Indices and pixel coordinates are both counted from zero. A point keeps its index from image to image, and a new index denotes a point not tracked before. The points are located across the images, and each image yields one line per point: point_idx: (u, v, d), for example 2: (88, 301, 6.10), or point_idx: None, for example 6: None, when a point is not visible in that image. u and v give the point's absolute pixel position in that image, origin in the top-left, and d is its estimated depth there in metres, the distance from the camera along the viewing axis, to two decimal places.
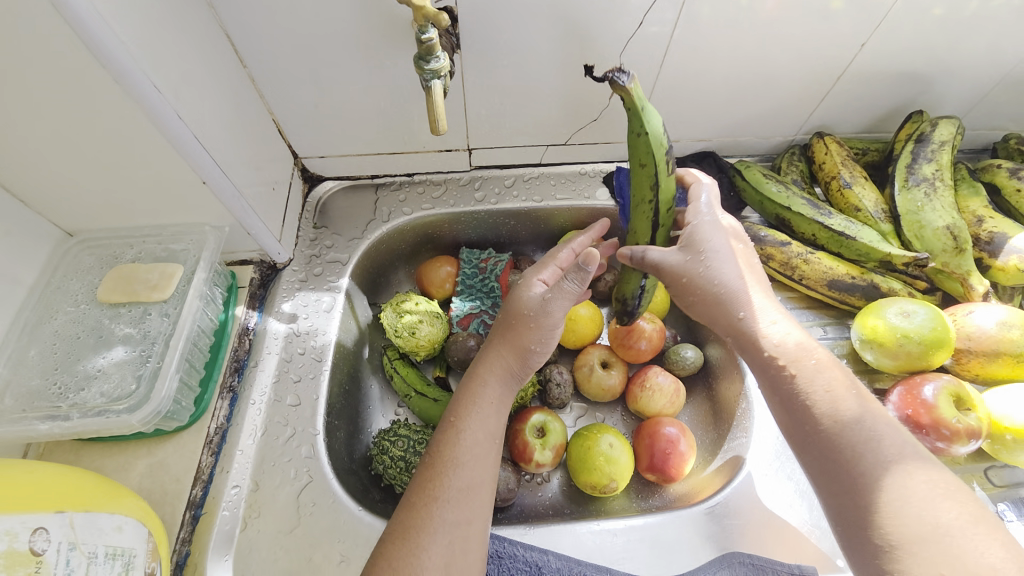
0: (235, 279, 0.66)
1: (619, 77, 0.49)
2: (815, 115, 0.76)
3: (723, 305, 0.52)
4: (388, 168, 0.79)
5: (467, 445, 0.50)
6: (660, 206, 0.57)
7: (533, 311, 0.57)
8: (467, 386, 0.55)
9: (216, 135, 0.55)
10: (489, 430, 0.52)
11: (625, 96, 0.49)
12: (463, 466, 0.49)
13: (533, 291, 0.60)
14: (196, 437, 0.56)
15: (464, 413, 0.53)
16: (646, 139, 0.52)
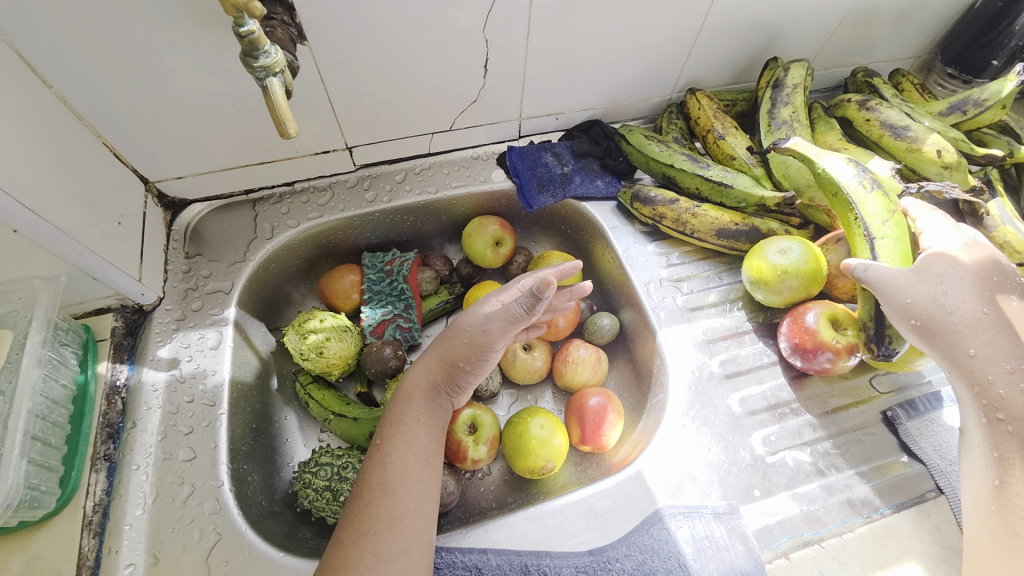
0: (92, 333, 0.57)
1: (780, 143, 0.64)
2: (686, 72, 0.79)
3: (950, 335, 0.50)
4: (261, 180, 0.72)
5: (396, 468, 0.48)
6: (871, 223, 0.59)
7: (473, 329, 0.53)
8: (395, 406, 0.53)
9: (18, 173, 0.46)
10: (420, 452, 0.50)
11: (789, 153, 0.64)
12: (396, 493, 0.47)
13: (478, 309, 0.55)
14: (71, 521, 0.48)
15: (391, 435, 0.51)
16: (824, 177, 0.62)
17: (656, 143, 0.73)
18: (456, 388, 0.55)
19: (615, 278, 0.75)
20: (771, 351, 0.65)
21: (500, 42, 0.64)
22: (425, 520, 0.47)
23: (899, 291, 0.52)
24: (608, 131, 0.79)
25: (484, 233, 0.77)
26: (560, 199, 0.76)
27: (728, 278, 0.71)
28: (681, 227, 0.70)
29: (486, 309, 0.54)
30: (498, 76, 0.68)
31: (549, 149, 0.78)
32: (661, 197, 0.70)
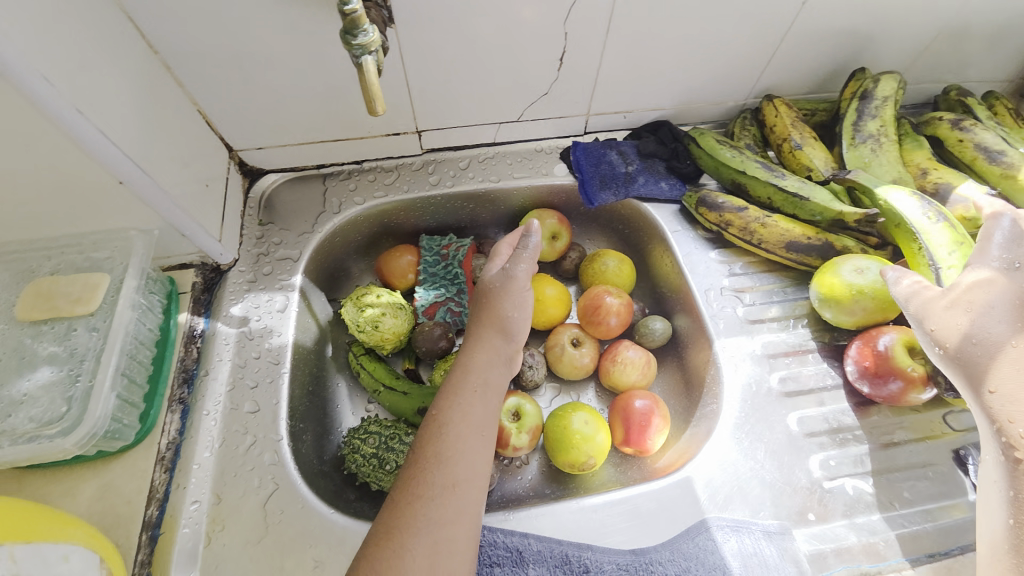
0: (175, 284, 0.61)
1: (843, 173, 0.66)
2: (764, 77, 0.76)
3: (973, 368, 0.46)
4: (333, 156, 0.75)
5: (451, 438, 0.49)
6: (935, 252, 0.57)
7: (497, 282, 0.61)
8: (452, 378, 0.54)
9: (132, 133, 0.49)
10: (475, 423, 0.51)
11: (851, 184, 0.65)
12: (450, 462, 0.47)
13: (493, 268, 0.63)
14: (146, 454, 0.52)
15: (446, 406, 0.51)
16: (886, 206, 0.62)
17: (728, 148, 0.71)
18: (506, 356, 0.58)
19: (672, 282, 0.74)
20: (835, 373, 0.62)
21: (579, 36, 0.64)
22: (477, 491, 0.47)
23: (921, 311, 0.51)
24: (676, 133, 0.77)
25: (542, 226, 0.77)
26: (621, 198, 0.75)
27: (793, 293, 0.68)
28: (747, 237, 0.68)
29: (500, 266, 0.63)
30: (571, 71, 0.68)
31: (615, 147, 0.77)
32: (730, 203, 0.68)
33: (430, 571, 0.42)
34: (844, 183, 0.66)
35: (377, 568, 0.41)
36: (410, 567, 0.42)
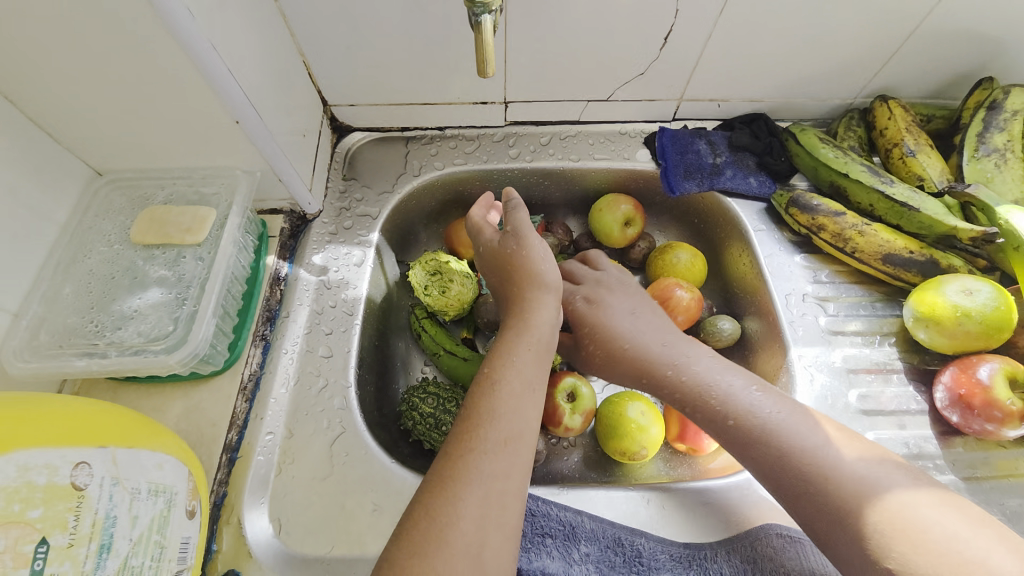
0: (266, 228, 0.64)
1: (959, 186, 0.61)
2: (879, 76, 0.71)
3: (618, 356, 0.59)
4: (419, 119, 0.75)
5: (504, 395, 0.47)
6: None
7: (502, 247, 0.59)
8: (504, 337, 0.53)
9: (250, 75, 0.51)
10: (528, 381, 0.49)
11: (969, 199, 0.60)
12: (502, 417, 0.46)
13: (486, 235, 0.62)
14: (230, 382, 0.55)
15: (499, 363, 0.50)
16: (1005, 228, 0.57)
17: (831, 148, 0.67)
18: (555, 309, 0.56)
19: (747, 284, 0.71)
20: (921, 398, 0.59)
21: (690, 15, 0.61)
22: (528, 446, 0.45)
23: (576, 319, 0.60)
24: (772, 127, 0.73)
25: (615, 211, 0.75)
26: (705, 189, 0.72)
27: (883, 308, 0.65)
28: (840, 244, 0.64)
29: (493, 233, 0.61)
30: (674, 51, 0.66)
31: (704, 137, 0.74)
32: (825, 207, 0.65)
33: (482, 521, 0.41)
34: (959, 196, 0.61)
35: (432, 514, 0.41)
36: (463, 515, 0.41)
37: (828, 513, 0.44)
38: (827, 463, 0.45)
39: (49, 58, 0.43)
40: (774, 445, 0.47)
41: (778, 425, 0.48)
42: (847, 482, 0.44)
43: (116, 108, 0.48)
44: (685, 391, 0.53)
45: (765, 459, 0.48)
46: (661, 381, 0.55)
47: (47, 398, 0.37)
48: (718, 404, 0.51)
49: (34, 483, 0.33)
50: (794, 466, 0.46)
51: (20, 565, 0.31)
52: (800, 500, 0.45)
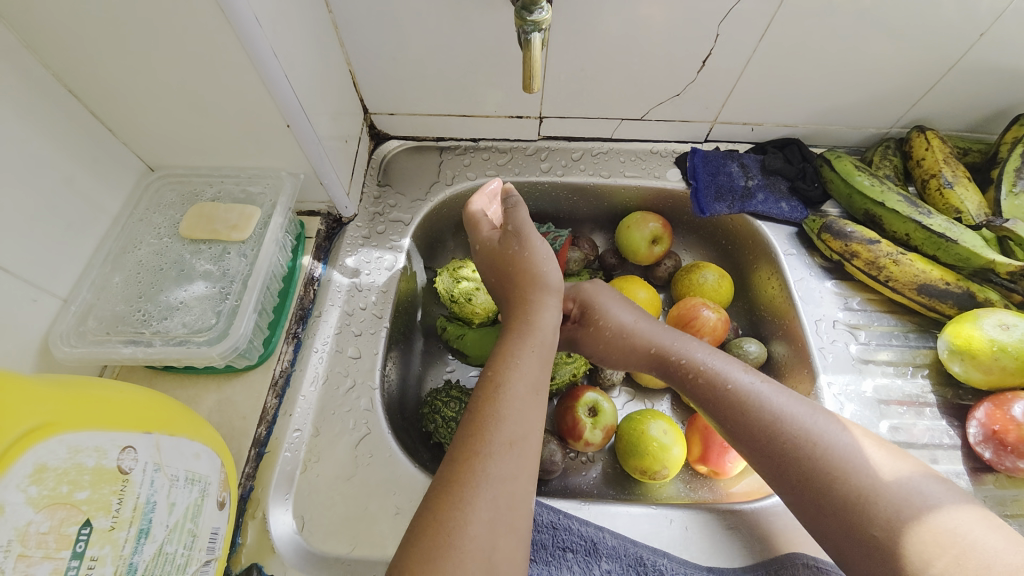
0: (304, 228, 0.66)
1: (998, 220, 0.61)
2: (917, 107, 0.71)
3: (630, 346, 0.58)
4: (455, 130, 0.77)
5: (508, 397, 0.46)
6: None
7: (501, 245, 0.58)
8: (509, 340, 0.52)
9: (304, 81, 0.53)
10: (531, 381, 0.48)
11: (1010, 233, 0.60)
12: (508, 419, 0.44)
13: (484, 234, 0.60)
14: (263, 377, 0.56)
15: (503, 367, 0.48)
16: None
17: (867, 175, 0.67)
18: (557, 312, 0.55)
19: (775, 307, 0.70)
20: (954, 433, 0.58)
21: (730, 40, 0.62)
22: (534, 448, 0.44)
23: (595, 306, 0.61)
24: (806, 153, 0.73)
25: (643, 229, 0.75)
26: (735, 212, 0.72)
27: (917, 339, 0.64)
28: (873, 272, 0.64)
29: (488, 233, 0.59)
30: (712, 73, 0.67)
31: (736, 159, 0.74)
32: (859, 234, 0.64)
33: (491, 525, 0.39)
34: (998, 230, 0.61)
35: (441, 518, 0.39)
36: (472, 520, 0.39)
37: (870, 542, 0.41)
38: (869, 486, 0.42)
39: (123, 57, 0.45)
40: (809, 465, 0.45)
41: (813, 445, 0.45)
42: (891, 507, 0.41)
43: (176, 107, 0.51)
44: (715, 402, 0.51)
45: (799, 483, 0.45)
46: (697, 388, 0.53)
47: (97, 382, 0.38)
48: (749, 421, 0.48)
49: (84, 466, 0.33)
50: (832, 492, 0.43)
51: (63, 546, 0.31)
52: (838, 529, 0.43)
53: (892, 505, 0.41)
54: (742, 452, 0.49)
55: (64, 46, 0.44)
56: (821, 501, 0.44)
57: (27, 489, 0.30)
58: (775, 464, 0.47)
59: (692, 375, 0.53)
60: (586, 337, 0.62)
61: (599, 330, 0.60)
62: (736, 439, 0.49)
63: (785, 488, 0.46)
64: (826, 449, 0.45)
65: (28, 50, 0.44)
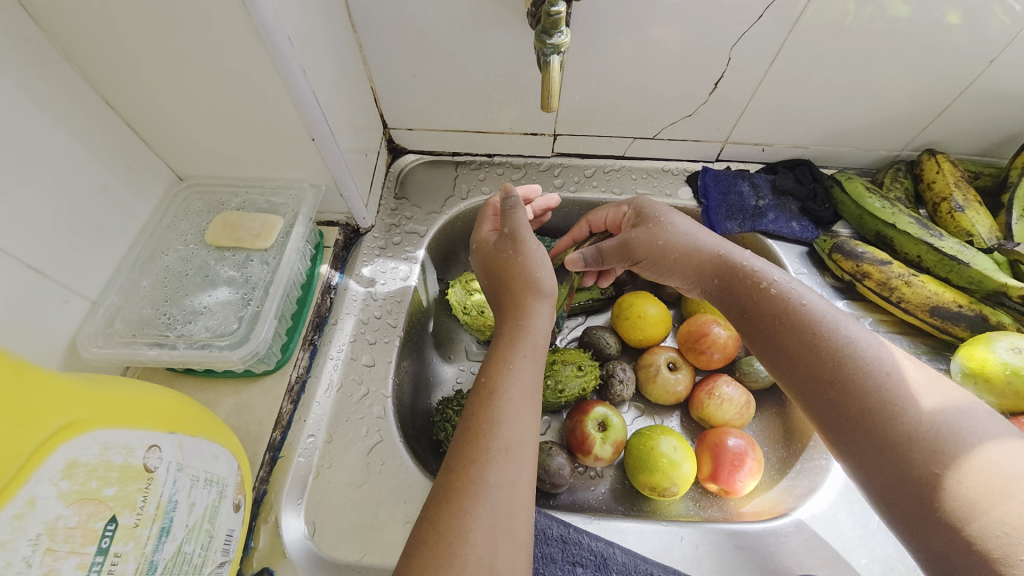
0: (322, 238, 0.67)
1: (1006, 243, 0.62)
2: (927, 131, 0.72)
3: (687, 259, 0.55)
4: (470, 146, 0.79)
5: (502, 403, 0.46)
6: None
7: (496, 246, 0.58)
8: (500, 346, 0.51)
9: (330, 97, 0.55)
10: (526, 388, 0.47)
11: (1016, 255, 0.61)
12: (503, 425, 0.44)
13: (485, 237, 0.60)
14: (279, 382, 0.57)
15: (496, 373, 0.48)
16: None
17: (878, 197, 0.68)
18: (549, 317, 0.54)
19: None
20: None
21: (742, 64, 0.64)
22: (531, 452, 0.44)
23: (648, 218, 0.59)
24: (816, 174, 0.74)
25: None
26: (746, 230, 0.73)
27: (929, 361, 0.64)
28: (884, 293, 0.64)
29: (486, 235, 0.60)
30: (724, 95, 0.68)
31: (747, 179, 0.75)
32: (871, 255, 0.65)
33: (490, 533, 0.40)
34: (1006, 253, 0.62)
35: (441, 527, 0.39)
36: (472, 528, 0.39)
37: (925, 480, 0.38)
38: (938, 421, 0.39)
39: (161, 73, 0.48)
40: (873, 396, 0.42)
41: (880, 377, 0.42)
42: (961, 445, 0.38)
43: (208, 119, 0.53)
44: (773, 326, 0.49)
45: (856, 413, 0.42)
46: (754, 308, 0.50)
47: (125, 381, 0.40)
48: (809, 348, 0.46)
49: (112, 462, 0.34)
50: (892, 428, 0.40)
51: (89, 541, 0.32)
52: (890, 465, 0.40)
53: (960, 443, 0.38)
54: (797, 381, 0.46)
55: (108, 62, 0.47)
56: (883, 435, 0.41)
57: (58, 483, 0.31)
58: (836, 393, 0.44)
59: (757, 295, 0.50)
60: (644, 245, 0.57)
61: (657, 237, 0.56)
62: (789, 368, 0.47)
63: (835, 426, 0.43)
64: (896, 381, 0.42)
65: (68, 62, 0.47)
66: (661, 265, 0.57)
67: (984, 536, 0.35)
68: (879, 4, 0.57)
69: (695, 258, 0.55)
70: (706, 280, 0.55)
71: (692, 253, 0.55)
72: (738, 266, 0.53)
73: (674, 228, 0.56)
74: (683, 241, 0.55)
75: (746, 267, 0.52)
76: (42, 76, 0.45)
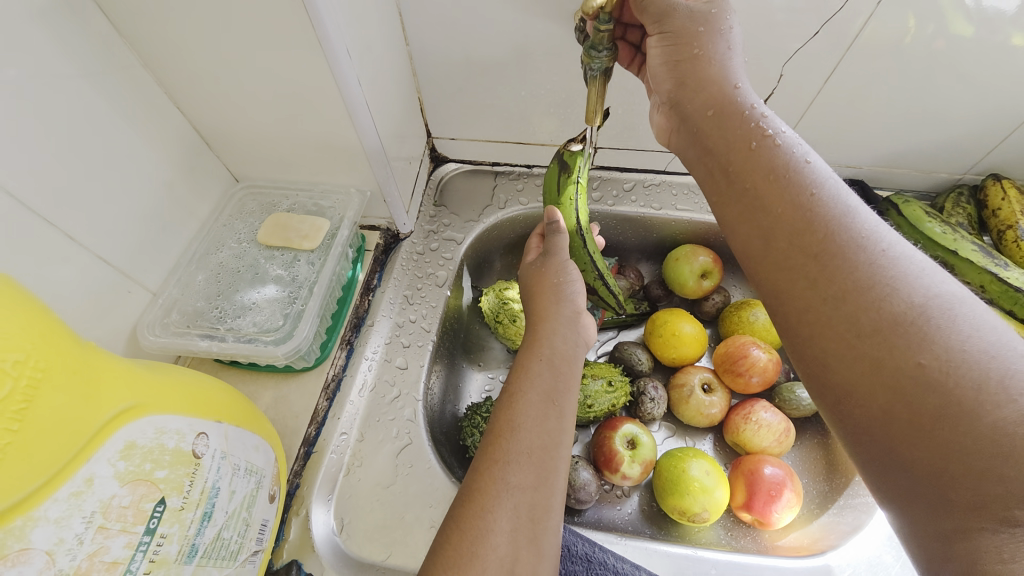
0: (364, 242, 0.69)
1: None
2: (993, 155, 0.68)
3: (716, 77, 0.46)
4: (510, 156, 0.80)
5: (522, 405, 0.46)
6: None
7: (536, 262, 0.60)
8: (519, 353, 0.52)
9: (380, 106, 0.57)
10: (539, 388, 0.47)
11: None
12: (523, 428, 0.44)
13: (529, 258, 0.63)
14: (317, 378, 0.59)
15: (516, 377, 0.48)
16: None
17: (938, 222, 0.65)
18: (569, 320, 0.54)
19: None
20: None
21: (796, 83, 0.62)
22: (559, 460, 0.44)
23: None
24: (869, 196, 0.71)
25: (693, 262, 0.73)
26: None
27: None
28: None
29: (529, 257, 0.63)
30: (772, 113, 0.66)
31: None
32: None
33: (512, 534, 0.39)
34: None
35: (464, 527, 0.39)
36: (494, 530, 0.39)
37: (903, 370, 0.31)
38: (932, 306, 0.32)
39: (227, 81, 0.51)
40: (860, 270, 0.34)
41: (875, 252, 0.35)
42: (956, 334, 0.31)
43: (265, 124, 0.56)
44: (759, 188, 0.41)
45: (836, 287, 0.35)
46: (741, 169, 0.43)
47: (178, 369, 0.42)
48: (800, 214, 0.38)
49: (165, 446, 0.36)
50: (876, 306, 0.33)
51: (139, 521, 0.34)
52: (864, 351, 0.33)
53: (955, 331, 0.31)
54: (771, 248, 0.39)
55: (180, 70, 0.50)
56: (858, 306, 0.34)
57: (115, 464, 0.33)
58: (815, 259, 0.36)
59: (756, 147, 0.42)
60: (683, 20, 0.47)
61: (700, 24, 0.46)
62: (769, 241, 0.40)
63: (809, 300, 0.36)
64: (892, 258, 0.34)
65: (146, 68, 0.50)
66: (677, 62, 0.48)
67: (965, 444, 0.28)
68: (942, 25, 0.54)
69: (715, 78, 0.46)
70: (704, 114, 0.46)
71: (712, 72, 0.46)
72: (742, 111, 0.44)
73: (719, 34, 0.46)
74: (715, 51, 0.46)
75: (749, 117, 0.43)
76: (120, 81, 0.48)
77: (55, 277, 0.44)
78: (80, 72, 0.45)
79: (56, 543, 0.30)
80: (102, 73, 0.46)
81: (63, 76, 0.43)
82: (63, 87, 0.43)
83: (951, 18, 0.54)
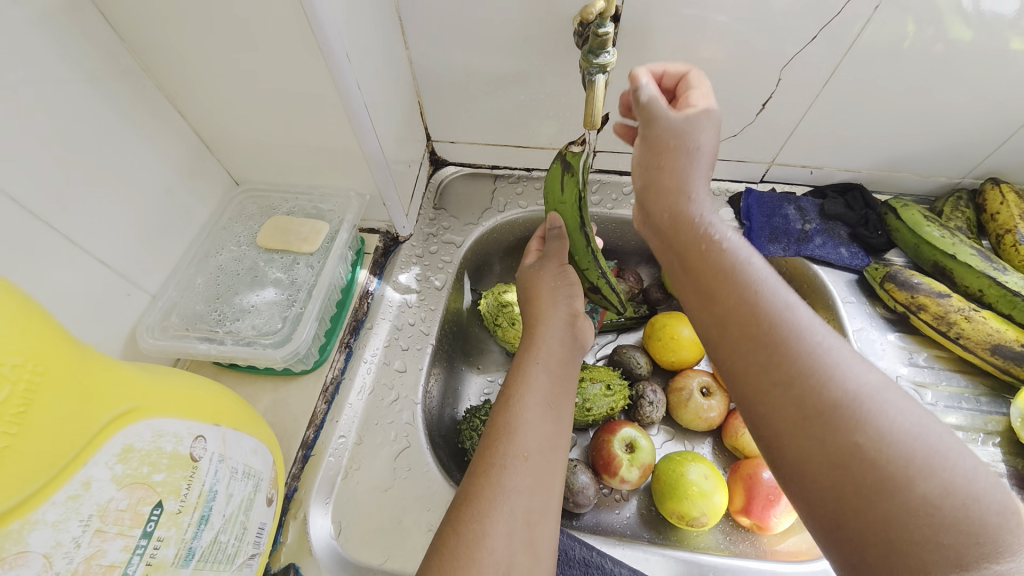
0: (363, 245, 0.70)
1: None
2: (992, 159, 0.68)
3: (675, 181, 0.47)
4: (510, 160, 0.80)
5: (519, 409, 0.46)
6: None
7: (534, 266, 0.60)
8: (517, 357, 0.52)
9: (379, 110, 0.57)
10: (537, 393, 0.47)
11: None
12: (520, 432, 0.44)
13: (528, 261, 0.63)
14: (315, 381, 0.59)
15: (514, 381, 0.48)
16: None
17: (937, 226, 0.65)
18: (565, 326, 0.54)
19: None
20: None
21: (795, 87, 0.62)
22: (555, 465, 0.44)
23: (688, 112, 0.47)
24: (869, 200, 0.71)
25: None
26: (790, 255, 0.70)
27: (988, 404, 0.62)
28: (942, 327, 0.62)
29: (528, 260, 0.63)
30: (772, 117, 0.66)
31: (794, 202, 0.72)
32: (927, 286, 0.62)
33: (508, 539, 0.39)
34: None
35: (461, 531, 0.39)
36: (491, 534, 0.39)
37: (844, 451, 0.32)
38: (866, 392, 0.34)
39: (227, 85, 0.51)
40: (802, 356, 0.36)
41: (814, 341, 0.36)
42: (886, 416, 0.33)
43: (265, 128, 0.56)
44: (710, 284, 0.43)
45: (782, 372, 0.36)
46: (690, 255, 0.45)
47: (176, 372, 0.42)
48: (748, 306, 0.40)
49: (163, 449, 0.36)
50: (818, 390, 0.34)
51: (136, 524, 0.34)
52: (807, 433, 0.34)
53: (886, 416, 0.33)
54: (722, 334, 0.41)
55: (181, 74, 0.51)
56: (802, 393, 0.35)
57: (113, 467, 0.33)
58: (764, 348, 0.38)
59: (706, 248, 0.44)
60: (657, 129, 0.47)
61: (676, 137, 0.47)
62: (721, 326, 0.41)
63: (759, 383, 0.37)
64: (829, 345, 0.36)
65: (146, 73, 0.51)
66: (648, 163, 0.49)
67: (902, 517, 0.30)
68: (941, 29, 0.54)
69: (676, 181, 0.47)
70: (664, 218, 0.48)
71: (674, 177, 0.47)
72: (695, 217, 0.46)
73: (686, 141, 0.47)
74: (679, 158, 0.47)
75: (699, 221, 0.46)
76: (121, 85, 0.49)
77: (55, 279, 0.44)
78: (80, 76, 0.45)
79: (53, 546, 0.30)
80: (103, 77, 0.47)
81: (65, 81, 0.44)
82: (65, 91, 0.44)
83: (950, 23, 0.54)
